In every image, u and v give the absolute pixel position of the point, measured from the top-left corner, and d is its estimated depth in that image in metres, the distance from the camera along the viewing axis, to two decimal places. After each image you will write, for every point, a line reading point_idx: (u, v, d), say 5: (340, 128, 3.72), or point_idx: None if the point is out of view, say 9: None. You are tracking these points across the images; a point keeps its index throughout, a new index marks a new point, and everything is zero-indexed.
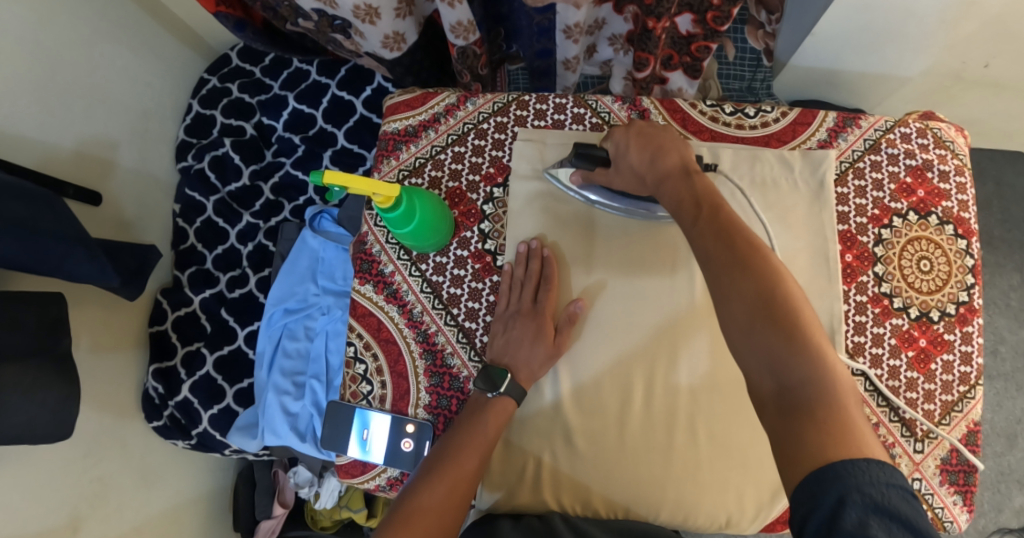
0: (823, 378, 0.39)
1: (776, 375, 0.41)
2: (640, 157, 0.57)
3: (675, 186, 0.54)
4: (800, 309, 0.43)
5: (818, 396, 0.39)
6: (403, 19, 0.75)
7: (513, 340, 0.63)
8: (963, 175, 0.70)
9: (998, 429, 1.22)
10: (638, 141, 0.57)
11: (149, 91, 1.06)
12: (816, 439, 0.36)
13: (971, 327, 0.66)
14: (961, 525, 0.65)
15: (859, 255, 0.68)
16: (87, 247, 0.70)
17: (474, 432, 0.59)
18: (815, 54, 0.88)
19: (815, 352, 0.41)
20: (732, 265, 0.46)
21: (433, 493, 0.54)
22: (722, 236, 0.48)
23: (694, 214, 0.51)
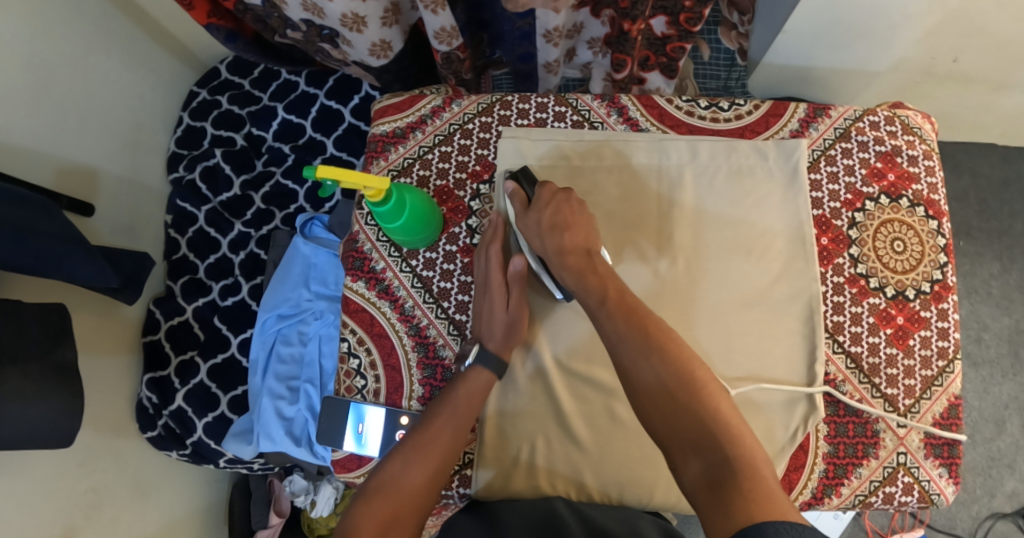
0: (739, 452, 0.45)
1: (699, 456, 0.46)
2: (550, 219, 0.63)
3: (578, 263, 0.61)
4: (713, 397, 0.49)
5: (737, 462, 0.44)
6: (390, 27, 0.77)
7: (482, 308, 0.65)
8: (930, 159, 0.73)
9: (986, 415, 1.24)
10: (552, 210, 0.63)
11: (140, 104, 1.09)
12: (742, 509, 0.40)
13: (946, 304, 0.69)
14: (948, 497, 0.67)
15: (835, 238, 0.71)
16: (85, 249, 0.73)
17: (445, 403, 0.62)
18: (788, 51, 0.92)
19: (730, 433, 0.47)
20: (647, 354, 0.52)
21: (409, 468, 0.56)
22: (630, 318, 0.55)
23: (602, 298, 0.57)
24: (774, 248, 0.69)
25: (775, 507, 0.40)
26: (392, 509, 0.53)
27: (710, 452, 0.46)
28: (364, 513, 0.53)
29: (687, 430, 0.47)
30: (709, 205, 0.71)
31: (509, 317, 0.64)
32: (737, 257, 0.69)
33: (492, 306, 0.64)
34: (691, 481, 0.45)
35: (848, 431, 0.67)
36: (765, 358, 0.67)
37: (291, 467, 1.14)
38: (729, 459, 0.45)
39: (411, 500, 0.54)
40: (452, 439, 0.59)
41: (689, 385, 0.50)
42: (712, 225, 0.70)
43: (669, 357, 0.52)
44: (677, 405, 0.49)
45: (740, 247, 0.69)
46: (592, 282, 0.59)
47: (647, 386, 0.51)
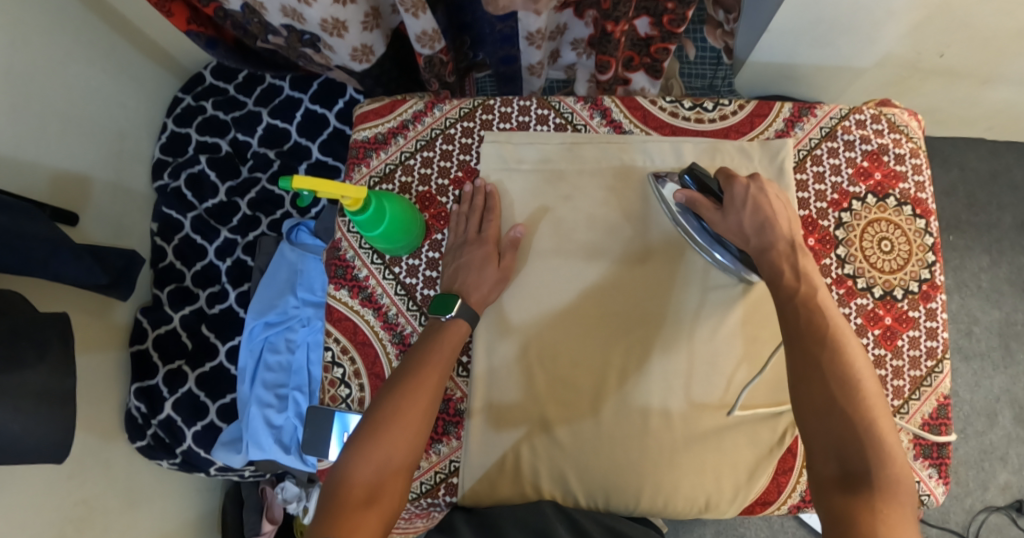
0: (882, 474, 0.41)
1: (841, 465, 0.43)
2: (752, 219, 0.59)
3: (780, 255, 0.57)
4: (874, 411, 0.45)
5: (875, 479, 0.41)
6: (370, 31, 0.77)
7: (463, 260, 0.66)
8: (917, 157, 0.73)
9: (978, 408, 1.24)
10: (753, 208, 0.59)
11: (123, 111, 1.07)
12: (869, 523, 0.38)
13: (934, 303, 0.69)
14: (938, 497, 0.67)
15: (821, 239, 0.70)
16: (72, 249, 0.72)
17: (434, 348, 0.58)
18: (774, 48, 0.91)
19: (880, 451, 0.43)
20: (821, 352, 0.48)
21: (402, 408, 0.53)
22: (815, 317, 0.51)
23: (791, 292, 0.54)
24: None
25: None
26: (381, 456, 0.50)
27: (854, 461, 0.43)
28: (356, 456, 0.50)
29: (834, 431, 0.44)
30: None
31: (496, 273, 0.66)
32: None
33: (480, 259, 0.65)
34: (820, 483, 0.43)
35: None
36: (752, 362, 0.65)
37: (282, 474, 1.13)
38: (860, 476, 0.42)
39: (404, 444, 0.51)
40: (439, 380, 0.57)
41: (855, 393, 0.46)
42: None
43: (839, 358, 0.48)
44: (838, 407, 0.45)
45: None
46: (789, 276, 0.55)
47: (810, 381, 0.47)
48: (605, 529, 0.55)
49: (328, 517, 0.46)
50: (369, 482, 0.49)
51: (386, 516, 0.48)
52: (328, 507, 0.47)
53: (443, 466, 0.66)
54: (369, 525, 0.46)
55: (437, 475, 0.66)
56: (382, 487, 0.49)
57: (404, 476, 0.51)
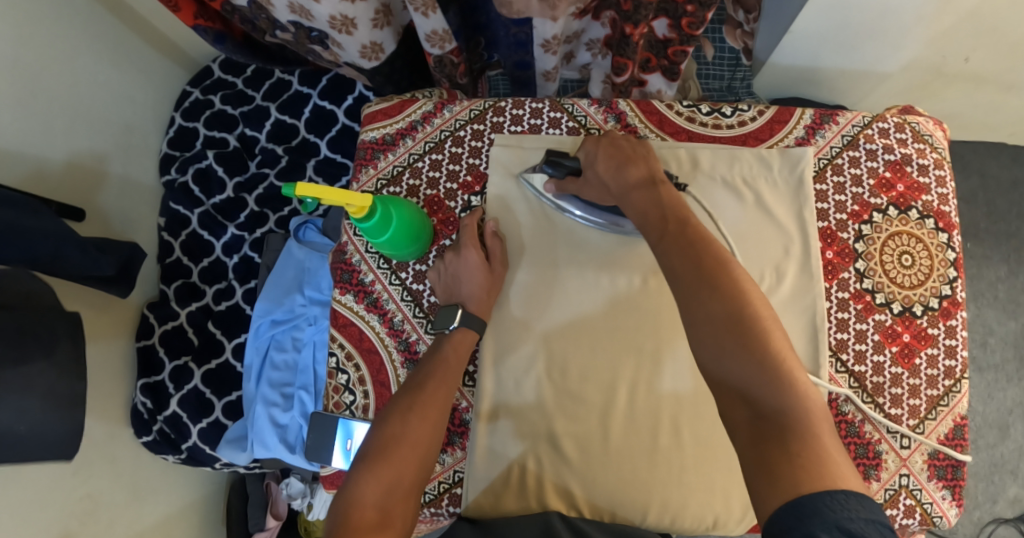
0: (789, 400, 0.39)
1: (750, 403, 0.40)
2: (607, 163, 0.60)
3: (643, 194, 0.56)
4: (770, 328, 0.43)
5: (785, 410, 0.38)
6: (381, 29, 0.75)
7: (457, 272, 0.63)
8: (941, 168, 0.71)
9: (990, 420, 1.22)
10: (607, 149, 0.60)
11: (131, 104, 1.06)
12: (785, 461, 0.35)
13: (954, 320, 0.67)
14: (950, 520, 0.65)
15: (840, 252, 0.68)
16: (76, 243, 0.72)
17: (439, 363, 0.58)
18: (794, 51, 0.89)
19: (782, 374, 0.40)
20: (700, 287, 0.45)
21: (409, 427, 0.52)
22: (690, 253, 0.48)
23: (662, 234, 0.51)
24: (786, 266, 0.66)
25: (829, 470, 0.34)
26: (391, 476, 0.48)
27: (757, 393, 0.40)
28: (365, 479, 0.48)
29: (736, 366, 0.41)
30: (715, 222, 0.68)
31: (488, 282, 0.63)
32: None
33: (473, 270, 0.63)
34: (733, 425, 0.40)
35: (849, 451, 0.65)
36: None
37: (286, 470, 1.13)
38: (769, 410, 0.39)
39: (414, 463, 0.50)
40: (445, 399, 0.56)
41: (740, 321, 0.42)
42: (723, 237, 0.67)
43: (721, 287, 0.45)
44: (735, 336, 0.42)
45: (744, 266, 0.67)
46: (654, 215, 0.53)
47: (699, 319, 0.44)
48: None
49: None
50: (378, 504, 0.47)
51: None
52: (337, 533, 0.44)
53: (447, 476, 0.66)
54: None
55: (441, 485, 0.65)
56: (393, 511, 0.47)
57: (414, 499, 0.49)
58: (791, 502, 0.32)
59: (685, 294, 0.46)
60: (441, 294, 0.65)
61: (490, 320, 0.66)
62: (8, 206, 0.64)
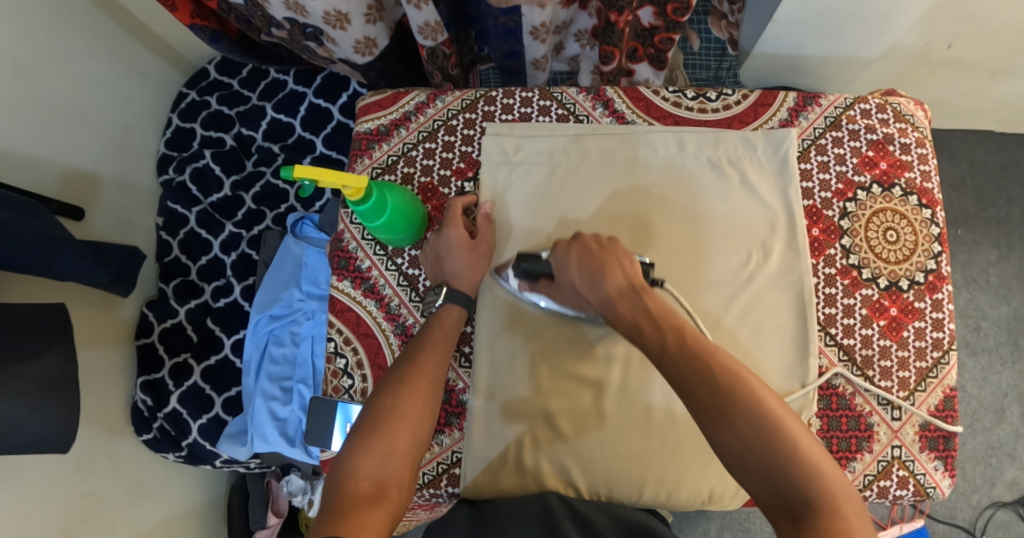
0: (818, 487, 0.39)
1: (790, 508, 0.39)
2: (581, 272, 0.55)
3: (628, 303, 0.52)
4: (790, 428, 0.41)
5: (826, 509, 0.38)
6: (374, 24, 0.77)
7: (442, 251, 0.64)
8: (923, 147, 0.72)
9: (986, 404, 1.23)
10: (579, 258, 0.56)
11: (129, 106, 1.08)
12: None
13: (940, 294, 0.68)
14: (944, 490, 0.66)
15: (826, 229, 0.70)
16: (75, 248, 0.73)
17: (428, 339, 0.59)
18: (778, 39, 0.90)
19: (810, 466, 0.40)
20: (715, 395, 0.43)
21: (400, 401, 0.52)
22: (694, 360, 0.45)
23: (661, 343, 0.48)
24: (771, 245, 0.67)
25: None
26: (384, 449, 0.49)
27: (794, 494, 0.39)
28: (359, 451, 0.49)
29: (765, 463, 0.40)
30: (703, 203, 0.69)
31: (478, 262, 0.65)
32: (727, 251, 0.68)
33: (462, 251, 0.64)
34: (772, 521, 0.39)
35: (841, 424, 0.66)
36: (755, 352, 0.65)
37: (287, 467, 1.14)
38: (803, 502, 0.38)
39: (407, 436, 0.51)
40: (435, 371, 0.56)
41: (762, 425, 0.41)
42: (709, 218, 0.69)
43: (736, 390, 0.43)
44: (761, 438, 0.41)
45: (733, 245, 0.68)
46: (645, 323, 0.50)
47: (721, 426, 0.42)
48: (608, 513, 0.56)
49: (333, 512, 0.44)
50: (373, 475, 0.48)
51: (394, 509, 0.47)
52: (333, 504, 0.45)
53: (445, 456, 0.66)
54: (377, 517, 0.44)
55: (439, 465, 0.66)
56: (389, 481, 0.48)
57: (410, 469, 0.50)
58: None
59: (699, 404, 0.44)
60: (433, 276, 0.65)
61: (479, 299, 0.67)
62: (10, 208, 0.65)
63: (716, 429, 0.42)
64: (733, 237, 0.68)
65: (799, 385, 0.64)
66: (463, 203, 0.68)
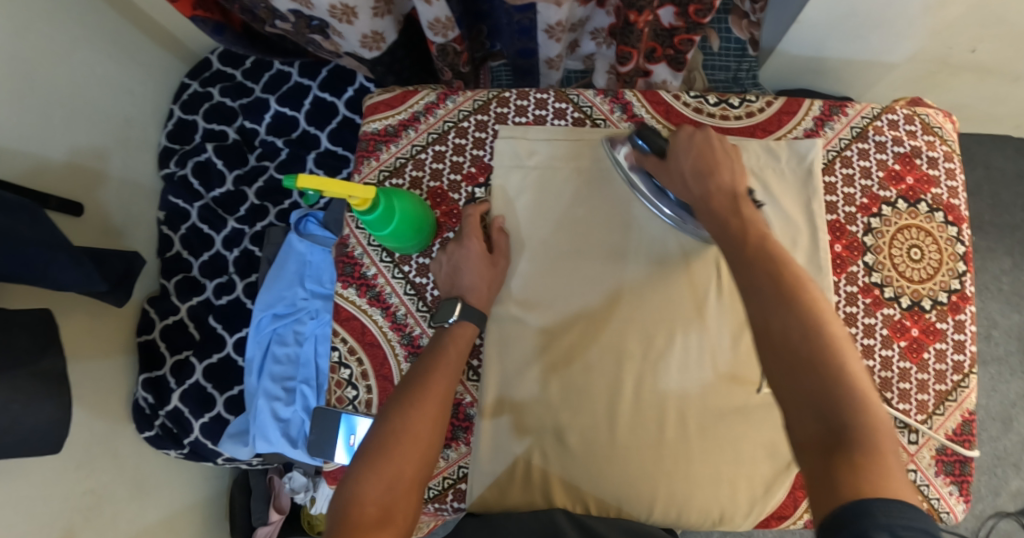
0: (863, 418, 0.36)
1: (819, 418, 0.37)
2: (692, 164, 0.56)
3: (719, 207, 0.53)
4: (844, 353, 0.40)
5: (859, 431, 0.36)
6: (382, 18, 0.74)
7: (458, 263, 0.63)
8: (951, 161, 0.70)
9: (993, 413, 1.22)
10: (694, 156, 0.56)
11: (130, 97, 1.05)
12: (848, 480, 0.33)
13: (963, 315, 0.67)
14: (957, 515, 0.65)
15: (849, 245, 0.68)
16: (71, 255, 0.71)
17: (439, 356, 0.57)
18: (802, 40, 0.87)
19: (856, 393, 0.38)
20: (777, 299, 0.43)
21: (409, 422, 0.51)
22: (767, 270, 0.45)
23: (740, 245, 0.49)
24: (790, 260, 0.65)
25: (895, 488, 0.32)
26: (392, 473, 0.48)
27: (828, 410, 0.37)
28: (364, 476, 0.48)
29: (808, 383, 0.39)
30: None
31: (490, 273, 0.63)
32: None
33: (475, 260, 0.62)
34: (799, 438, 0.38)
35: None
36: None
37: (289, 464, 1.13)
38: (842, 424, 0.36)
39: (415, 460, 0.50)
40: (445, 392, 0.55)
41: (819, 336, 0.40)
42: None
43: (800, 307, 0.42)
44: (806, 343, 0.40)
45: None
46: (734, 225, 0.50)
47: (770, 335, 0.42)
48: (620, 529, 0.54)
49: None
50: (380, 501, 0.46)
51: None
52: (338, 532, 0.44)
53: (451, 471, 0.65)
54: None
55: (445, 480, 0.65)
56: (395, 507, 0.46)
57: (415, 494, 0.49)
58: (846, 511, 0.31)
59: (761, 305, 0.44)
60: (445, 289, 0.64)
61: (491, 312, 0.65)
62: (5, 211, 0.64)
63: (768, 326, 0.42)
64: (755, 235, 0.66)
65: None
66: (480, 213, 0.66)
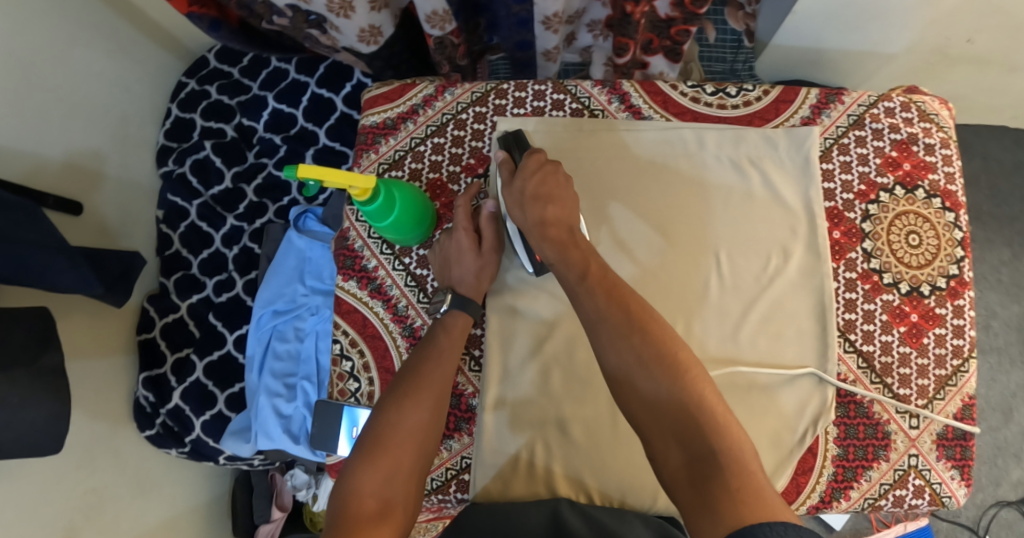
0: (726, 444, 0.41)
1: (684, 448, 0.42)
2: (534, 188, 0.60)
3: (557, 235, 0.57)
4: (691, 375, 0.45)
5: (720, 455, 0.40)
6: (379, 12, 0.74)
7: (450, 253, 0.63)
8: (948, 148, 0.70)
9: (994, 403, 1.22)
10: (536, 180, 0.60)
11: (127, 96, 1.05)
12: (727, 508, 0.37)
13: (962, 300, 0.67)
14: (959, 499, 0.66)
15: (848, 232, 0.68)
16: (68, 256, 0.71)
17: (433, 349, 0.57)
18: (800, 31, 0.87)
19: (711, 418, 0.43)
20: (628, 330, 0.48)
21: (404, 414, 0.51)
22: (613, 300, 0.50)
23: (581, 277, 0.53)
24: (788, 249, 0.66)
25: (767, 508, 0.37)
26: (388, 466, 0.48)
27: (692, 441, 0.42)
28: (362, 468, 0.48)
29: (675, 423, 0.43)
30: (711, 203, 0.67)
31: (485, 264, 0.63)
32: (746, 254, 0.66)
33: (468, 252, 0.62)
34: (669, 472, 0.42)
35: (858, 432, 0.65)
36: (773, 358, 0.64)
37: (291, 461, 1.13)
38: (711, 455, 0.41)
39: (411, 451, 0.50)
40: (439, 383, 0.55)
41: (669, 362, 0.45)
42: (722, 219, 0.67)
43: (650, 340, 0.47)
44: (658, 371, 0.45)
45: (752, 248, 0.66)
46: (573, 255, 0.55)
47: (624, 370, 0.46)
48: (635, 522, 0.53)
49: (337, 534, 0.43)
50: (378, 493, 0.46)
51: (401, 528, 0.45)
52: (336, 525, 0.44)
53: (454, 462, 0.65)
54: None
55: (449, 471, 0.65)
56: (395, 499, 0.46)
57: (415, 485, 0.49)
58: None
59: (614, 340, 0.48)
60: (441, 280, 0.64)
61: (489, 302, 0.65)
62: None
63: (617, 361, 0.47)
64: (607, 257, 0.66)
65: (822, 401, 0.63)
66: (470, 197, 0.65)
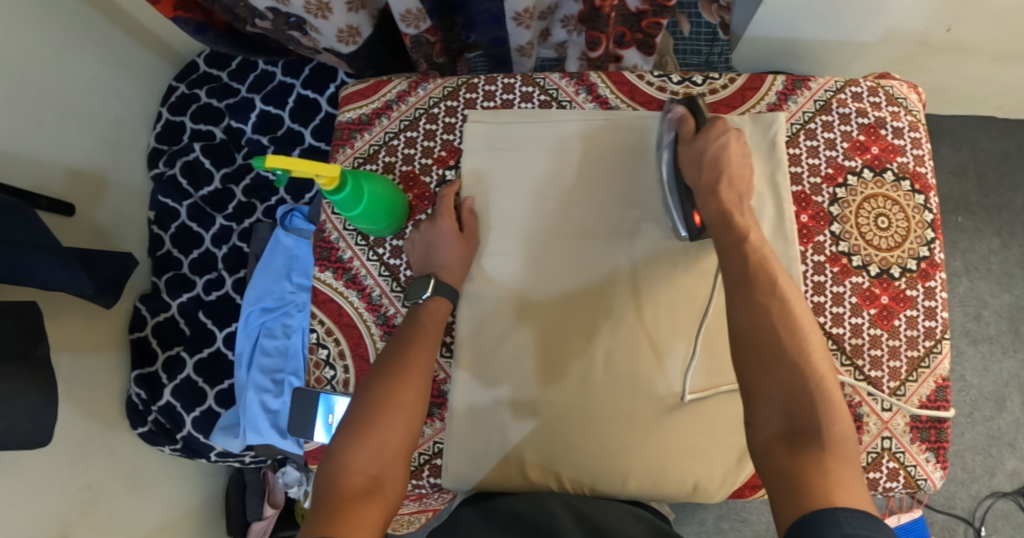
0: (830, 428, 0.43)
1: (787, 419, 0.44)
2: (710, 153, 0.60)
3: (727, 202, 0.58)
4: (814, 360, 0.47)
5: (822, 434, 0.43)
6: (356, 13, 0.76)
7: (432, 242, 0.65)
8: (916, 131, 0.71)
9: (986, 393, 1.22)
10: (717, 146, 0.60)
11: (119, 100, 1.08)
12: (819, 484, 0.39)
13: (933, 282, 0.67)
14: (935, 482, 0.66)
15: (815, 215, 0.69)
16: (60, 255, 0.73)
17: (418, 332, 0.59)
18: (773, 23, 0.88)
19: (825, 402, 0.45)
20: (762, 301, 0.50)
21: (394, 393, 0.53)
22: (754, 272, 0.53)
23: (730, 245, 0.56)
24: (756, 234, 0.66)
25: (847, 492, 0.39)
26: (377, 443, 0.49)
27: (801, 416, 0.44)
28: (350, 446, 0.49)
29: (787, 397, 0.45)
30: None
31: (464, 251, 0.65)
32: None
33: (449, 240, 0.64)
34: (765, 439, 0.44)
35: None
36: None
37: (283, 459, 1.12)
38: (815, 434, 0.43)
39: (401, 429, 0.51)
40: (424, 363, 0.57)
41: (796, 341, 0.48)
42: None
43: (784, 317, 0.49)
44: (779, 348, 0.47)
45: None
46: (736, 223, 0.57)
47: (755, 335, 0.49)
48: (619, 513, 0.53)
49: (327, 509, 0.44)
50: (367, 470, 0.47)
51: (389, 504, 0.47)
52: (326, 501, 0.45)
53: (427, 447, 0.67)
54: (372, 512, 0.44)
55: (422, 456, 0.67)
56: (384, 476, 0.48)
57: (403, 462, 0.50)
58: (813, 515, 0.36)
59: (746, 308, 0.50)
60: (416, 268, 0.66)
61: (463, 289, 0.67)
62: None
63: (748, 324, 0.49)
64: (578, 244, 0.67)
65: None
66: (452, 193, 0.68)
